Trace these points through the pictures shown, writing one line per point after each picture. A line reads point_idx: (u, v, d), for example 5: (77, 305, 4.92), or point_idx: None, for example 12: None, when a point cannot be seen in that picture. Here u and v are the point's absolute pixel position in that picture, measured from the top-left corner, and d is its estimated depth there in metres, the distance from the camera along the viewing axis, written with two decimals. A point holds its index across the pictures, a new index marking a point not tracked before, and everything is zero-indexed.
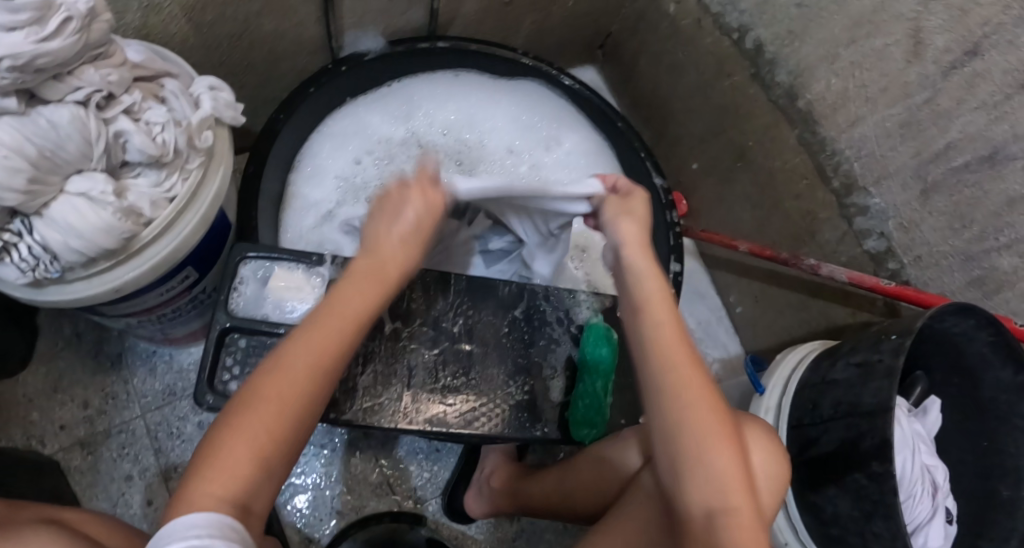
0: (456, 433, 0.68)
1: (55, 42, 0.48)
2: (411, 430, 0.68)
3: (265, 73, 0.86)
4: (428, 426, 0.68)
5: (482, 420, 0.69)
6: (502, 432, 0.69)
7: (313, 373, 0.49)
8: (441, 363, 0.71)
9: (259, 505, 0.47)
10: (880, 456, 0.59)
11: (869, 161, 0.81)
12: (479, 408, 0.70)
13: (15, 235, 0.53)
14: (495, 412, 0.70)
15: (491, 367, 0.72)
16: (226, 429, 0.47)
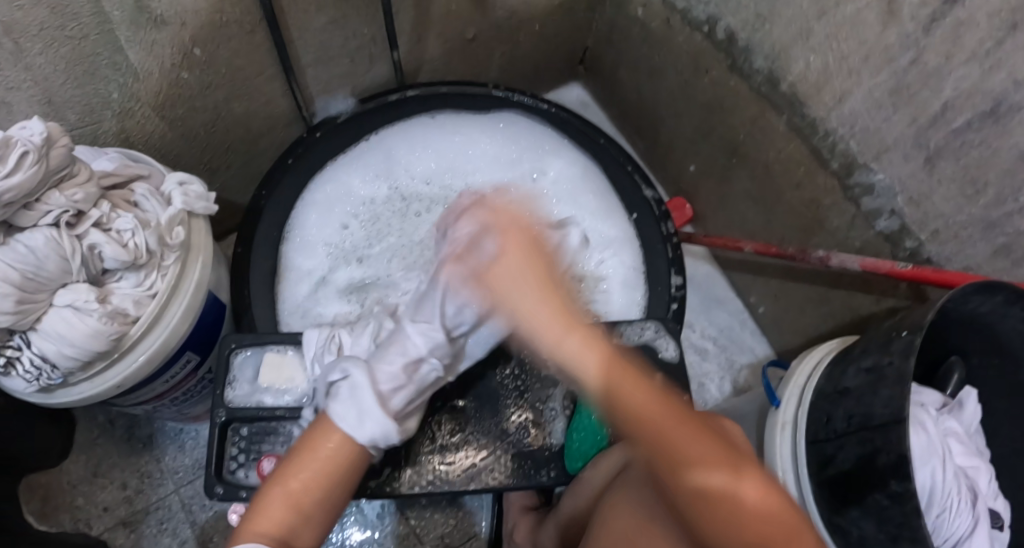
0: (461, 491, 0.65)
1: (17, 176, 0.53)
2: (413, 494, 0.65)
3: (247, 152, 0.90)
4: (430, 488, 0.65)
5: (485, 474, 0.66)
6: (508, 484, 0.66)
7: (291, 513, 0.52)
8: (438, 420, 0.68)
9: None
10: (898, 474, 0.52)
11: (865, 136, 0.75)
12: (481, 463, 0.67)
13: (17, 349, 0.58)
14: (501, 465, 0.67)
15: (488, 419, 0.69)
16: None
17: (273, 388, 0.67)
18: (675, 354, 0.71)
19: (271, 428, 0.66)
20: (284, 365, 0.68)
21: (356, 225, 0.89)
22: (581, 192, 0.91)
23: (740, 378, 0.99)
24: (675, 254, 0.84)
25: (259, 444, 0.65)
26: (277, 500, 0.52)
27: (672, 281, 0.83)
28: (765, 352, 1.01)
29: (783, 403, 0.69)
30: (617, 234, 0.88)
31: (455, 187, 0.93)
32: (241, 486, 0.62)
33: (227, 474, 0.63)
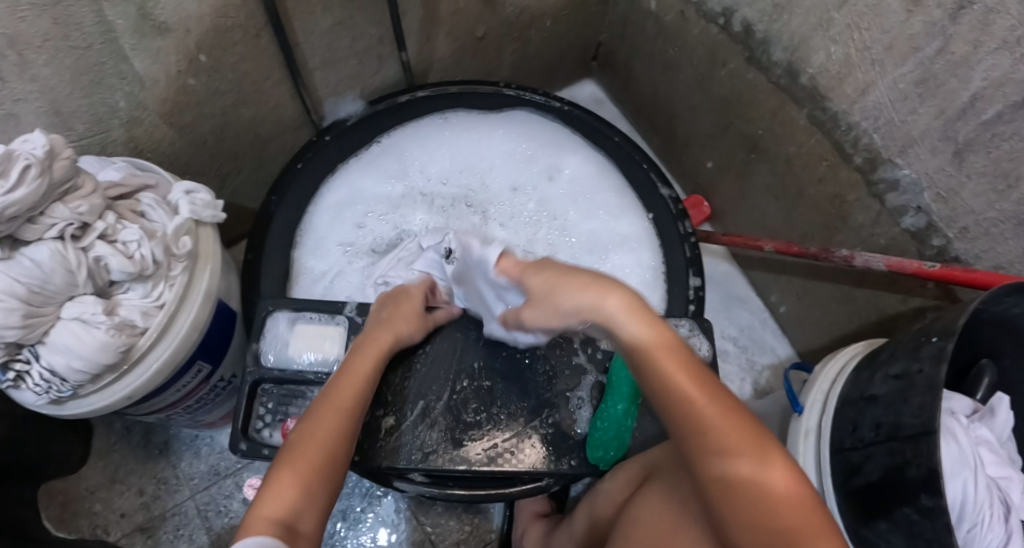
0: (480, 471, 0.65)
1: (20, 190, 0.52)
2: (429, 470, 0.65)
3: (257, 157, 0.90)
4: (447, 465, 0.65)
5: (506, 457, 0.65)
6: (528, 468, 0.65)
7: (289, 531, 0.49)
8: (463, 402, 0.68)
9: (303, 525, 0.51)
10: (929, 488, 0.50)
11: (889, 129, 0.72)
12: (503, 444, 0.66)
13: (26, 362, 0.58)
14: (524, 449, 0.66)
15: (514, 403, 0.68)
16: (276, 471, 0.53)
17: (305, 353, 0.68)
18: (708, 353, 0.70)
19: (301, 392, 0.67)
20: (316, 332, 0.69)
21: (372, 223, 0.85)
22: (597, 192, 0.87)
23: (761, 379, 0.96)
24: (693, 254, 0.80)
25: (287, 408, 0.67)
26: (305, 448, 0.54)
27: (691, 282, 0.78)
28: (787, 353, 0.98)
29: (805, 410, 0.66)
30: (636, 233, 0.84)
31: (473, 187, 0.89)
32: (264, 444, 0.64)
33: (253, 431, 0.65)
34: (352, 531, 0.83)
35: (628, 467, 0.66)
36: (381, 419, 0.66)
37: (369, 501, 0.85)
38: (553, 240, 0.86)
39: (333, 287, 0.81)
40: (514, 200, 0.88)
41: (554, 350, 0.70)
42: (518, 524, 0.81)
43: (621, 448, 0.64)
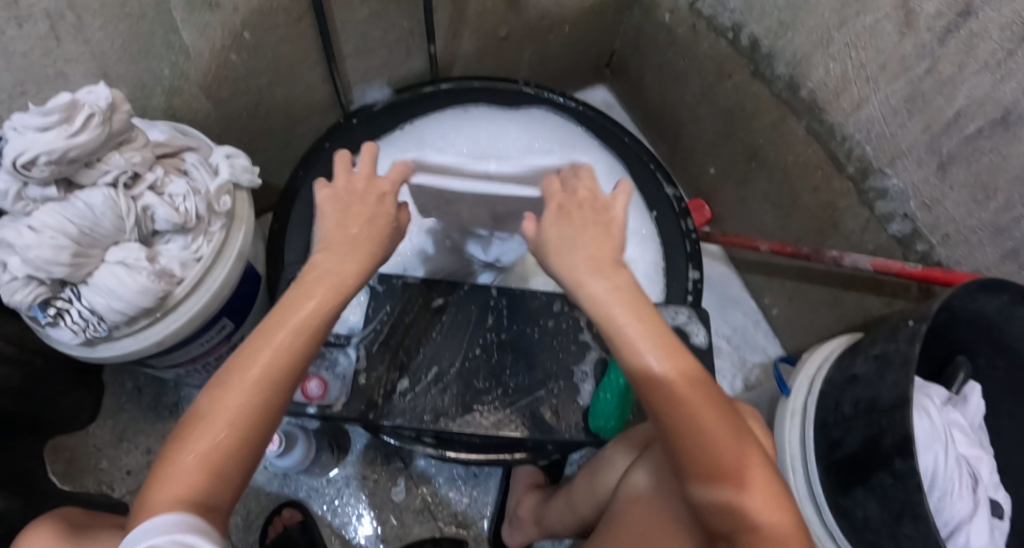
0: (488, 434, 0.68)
1: (83, 136, 0.56)
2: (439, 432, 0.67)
3: (284, 136, 0.94)
4: (457, 427, 0.68)
5: (513, 423, 0.68)
6: (533, 435, 0.68)
7: (253, 414, 0.47)
8: (475, 369, 0.71)
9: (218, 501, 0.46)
10: (902, 452, 0.54)
11: (880, 141, 0.78)
12: (511, 412, 0.69)
13: (67, 302, 0.61)
14: (531, 415, 0.69)
15: (521, 374, 0.71)
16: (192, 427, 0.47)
17: None
18: (705, 339, 0.74)
19: None
20: None
21: None
22: (605, 188, 0.90)
23: (751, 376, 1.01)
24: (693, 249, 0.85)
25: None
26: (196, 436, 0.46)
27: (690, 275, 0.83)
28: (777, 353, 1.03)
29: (792, 392, 0.70)
30: (639, 228, 0.87)
31: None
32: None
33: None
34: (353, 498, 0.86)
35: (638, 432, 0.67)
36: (397, 381, 0.69)
37: (372, 470, 0.88)
38: None
39: None
40: None
41: (562, 325, 0.73)
42: (513, 494, 0.84)
43: (621, 419, 0.67)
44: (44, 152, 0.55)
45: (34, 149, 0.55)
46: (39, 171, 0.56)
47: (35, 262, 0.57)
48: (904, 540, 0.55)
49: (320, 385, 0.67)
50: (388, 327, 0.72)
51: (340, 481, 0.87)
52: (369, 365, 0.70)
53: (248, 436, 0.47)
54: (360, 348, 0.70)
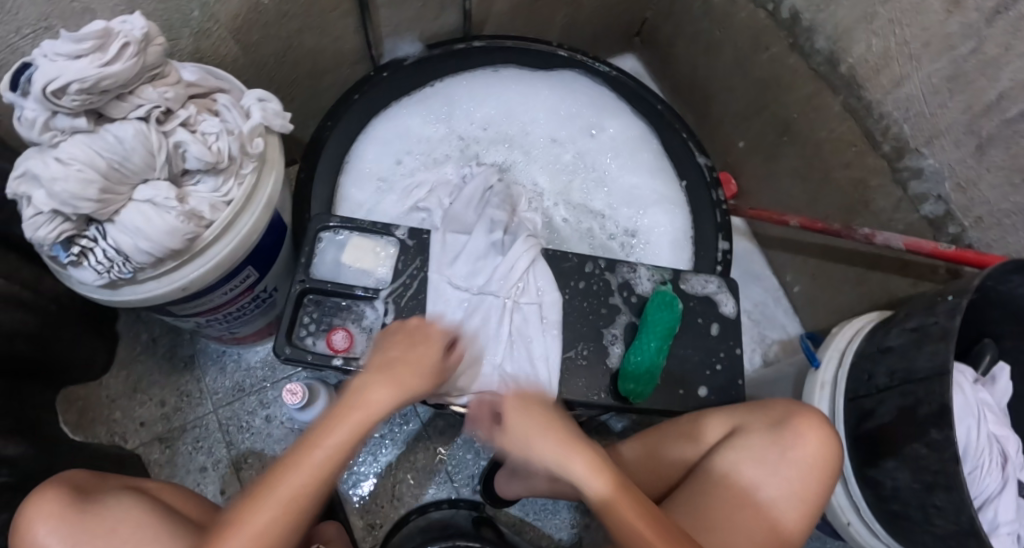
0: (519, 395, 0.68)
1: (117, 65, 0.53)
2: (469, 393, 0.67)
3: (311, 87, 0.92)
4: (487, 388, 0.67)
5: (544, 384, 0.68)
6: (563, 396, 0.69)
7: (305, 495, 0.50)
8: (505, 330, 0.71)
9: None
10: (938, 422, 0.54)
11: (918, 120, 0.77)
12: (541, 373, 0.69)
13: (91, 240, 0.59)
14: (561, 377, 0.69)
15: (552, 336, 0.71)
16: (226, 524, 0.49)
17: (355, 269, 0.70)
18: (733, 309, 0.74)
19: (345, 305, 0.70)
20: (366, 250, 0.71)
21: (412, 161, 0.86)
22: (636, 156, 0.90)
23: (770, 352, 1.01)
24: (723, 220, 0.84)
25: (330, 317, 0.70)
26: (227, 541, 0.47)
27: (718, 245, 0.83)
28: (796, 330, 1.03)
29: (821, 364, 0.71)
30: (667, 193, 0.88)
31: (514, 136, 0.91)
32: (309, 350, 0.67)
33: (298, 337, 0.67)
34: (370, 456, 0.85)
35: (717, 415, 0.68)
36: None
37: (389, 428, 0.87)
38: (588, 189, 0.90)
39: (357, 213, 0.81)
40: (554, 154, 0.91)
41: (592, 287, 0.73)
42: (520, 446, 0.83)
43: (650, 383, 0.68)
44: (76, 80, 0.51)
45: (64, 76, 0.51)
46: (69, 100, 0.52)
47: (60, 197, 0.54)
48: (934, 509, 0.55)
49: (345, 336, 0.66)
50: (415, 285, 0.70)
51: None
52: (398, 319, 0.69)
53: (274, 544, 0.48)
54: (388, 302, 0.69)
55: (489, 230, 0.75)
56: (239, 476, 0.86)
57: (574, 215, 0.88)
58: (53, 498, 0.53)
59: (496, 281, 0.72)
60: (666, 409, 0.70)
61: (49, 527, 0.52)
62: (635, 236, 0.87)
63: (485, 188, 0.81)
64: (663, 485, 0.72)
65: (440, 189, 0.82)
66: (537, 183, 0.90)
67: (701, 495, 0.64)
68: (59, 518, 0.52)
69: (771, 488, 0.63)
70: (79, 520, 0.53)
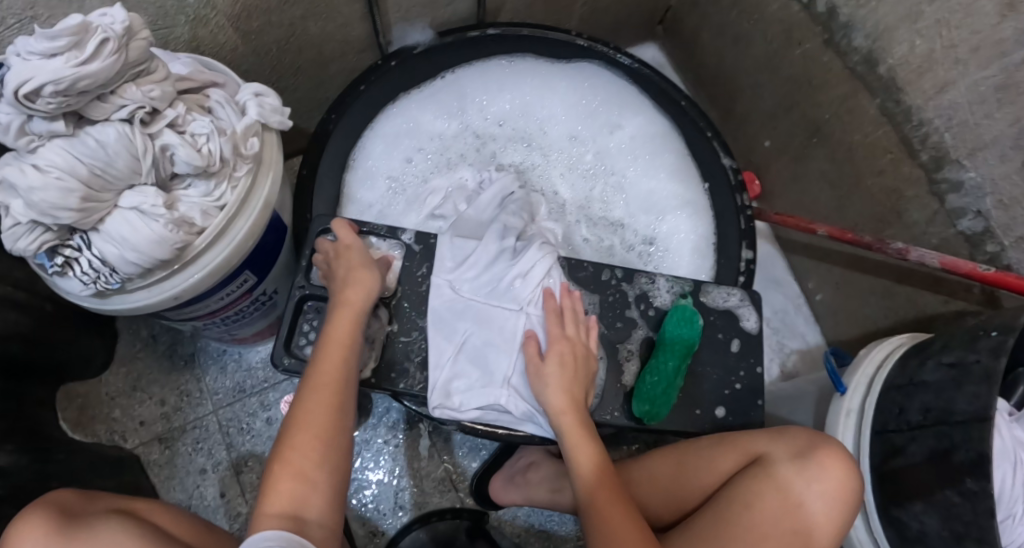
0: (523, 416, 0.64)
1: (95, 64, 0.50)
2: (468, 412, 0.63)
3: (316, 76, 0.87)
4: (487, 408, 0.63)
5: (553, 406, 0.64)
6: None
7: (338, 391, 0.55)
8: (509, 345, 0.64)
9: (311, 513, 0.50)
10: (975, 471, 0.53)
11: (962, 130, 0.69)
12: None
13: (76, 250, 0.56)
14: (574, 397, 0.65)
15: None
16: (275, 467, 0.52)
17: None
18: (755, 325, 0.70)
19: None
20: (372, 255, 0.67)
21: (422, 159, 0.82)
22: (658, 156, 0.85)
23: (788, 362, 0.99)
24: (747, 227, 0.79)
25: None
26: (285, 477, 0.51)
27: (743, 255, 0.78)
28: (816, 340, 1.00)
29: (848, 391, 0.70)
30: (691, 198, 0.83)
31: (530, 133, 0.86)
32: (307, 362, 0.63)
33: (296, 349, 0.63)
34: (373, 463, 0.84)
35: (736, 442, 0.65)
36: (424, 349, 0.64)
37: (393, 434, 0.85)
38: (607, 196, 0.85)
39: (365, 212, 0.78)
40: (571, 152, 0.87)
41: (608, 298, 0.69)
42: (518, 457, 0.80)
43: (667, 403, 0.65)
44: (49, 81, 0.48)
45: (38, 78, 0.48)
46: (44, 102, 0.49)
47: (40, 207, 0.51)
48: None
49: None
50: (415, 291, 0.65)
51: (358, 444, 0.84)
52: (403, 328, 0.64)
53: (321, 476, 0.52)
54: (388, 311, 0.64)
55: (502, 236, 0.69)
56: (239, 479, 0.85)
57: (592, 221, 0.84)
58: (38, 523, 0.52)
59: (505, 290, 0.66)
60: (680, 429, 0.67)
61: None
62: (655, 243, 0.83)
63: (504, 193, 0.75)
64: (675, 511, 0.69)
65: (456, 195, 0.77)
66: (552, 183, 0.85)
67: (701, 532, 0.62)
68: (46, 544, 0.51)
69: (813, 503, 0.61)
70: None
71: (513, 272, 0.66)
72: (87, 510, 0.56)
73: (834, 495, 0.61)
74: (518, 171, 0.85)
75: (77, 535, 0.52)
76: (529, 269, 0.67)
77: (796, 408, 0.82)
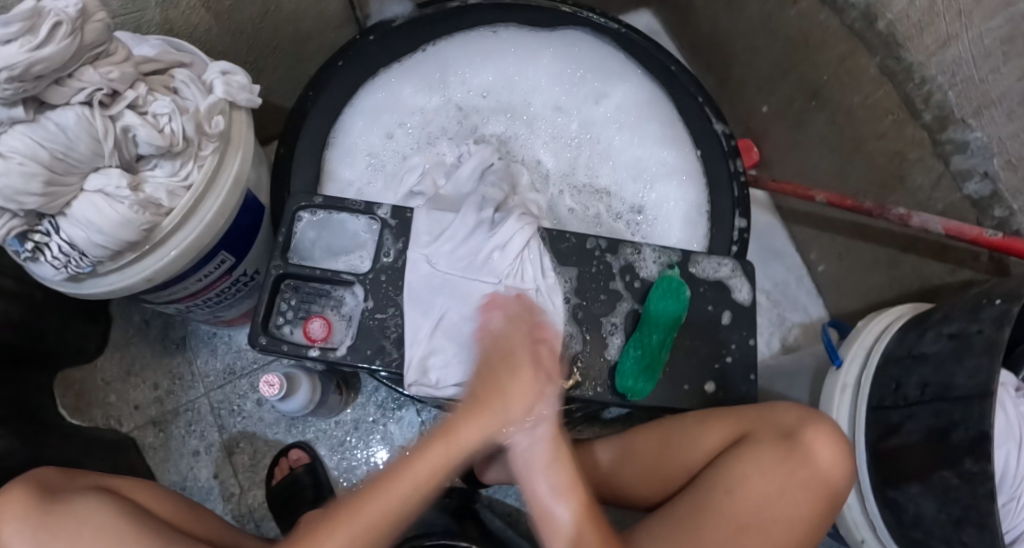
0: None
1: (49, 48, 0.49)
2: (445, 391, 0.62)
3: (295, 53, 0.86)
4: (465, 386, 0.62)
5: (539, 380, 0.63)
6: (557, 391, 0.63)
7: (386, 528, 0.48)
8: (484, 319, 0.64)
9: None
10: (974, 452, 0.50)
11: (966, 87, 0.64)
12: None
13: (45, 235, 0.56)
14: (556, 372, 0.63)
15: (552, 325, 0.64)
16: None
17: (334, 252, 0.66)
18: (748, 296, 0.67)
19: (323, 290, 0.65)
20: (350, 234, 0.66)
21: (402, 134, 0.80)
22: (647, 123, 0.82)
23: (789, 336, 0.96)
24: (742, 194, 0.76)
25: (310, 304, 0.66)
26: None
27: (736, 223, 0.76)
28: (819, 313, 0.97)
29: (844, 365, 0.67)
30: (682, 167, 0.80)
31: (513, 104, 0.84)
32: (285, 340, 0.63)
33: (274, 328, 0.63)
34: (363, 442, 0.87)
35: (723, 420, 0.63)
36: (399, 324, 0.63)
37: (382, 413, 0.89)
38: (593, 163, 0.82)
39: (345, 189, 0.76)
40: (557, 122, 0.84)
41: (590, 270, 0.66)
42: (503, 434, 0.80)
43: (652, 377, 0.63)
44: (2, 67, 0.47)
45: None
46: (0, 89, 0.48)
47: (4, 194, 0.51)
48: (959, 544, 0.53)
49: (320, 324, 0.63)
50: (388, 268, 0.64)
51: (349, 422, 0.88)
52: (378, 305, 0.63)
53: None
54: (365, 288, 0.64)
55: (479, 207, 0.68)
56: (231, 460, 0.86)
57: (576, 192, 0.81)
58: (20, 496, 0.54)
59: (485, 264, 0.65)
60: (671, 405, 0.64)
61: (13, 525, 0.53)
62: (643, 213, 0.80)
63: (484, 165, 0.74)
64: (681, 476, 0.67)
65: (435, 170, 0.74)
66: (536, 154, 0.83)
67: (680, 517, 0.61)
68: (26, 521, 0.53)
69: (823, 467, 0.59)
70: (43, 519, 0.54)
71: (491, 244, 0.65)
72: (66, 488, 0.58)
73: (813, 484, 0.60)
74: (500, 142, 0.83)
75: (54, 508, 0.54)
76: (511, 241, 0.65)
77: (792, 383, 0.80)
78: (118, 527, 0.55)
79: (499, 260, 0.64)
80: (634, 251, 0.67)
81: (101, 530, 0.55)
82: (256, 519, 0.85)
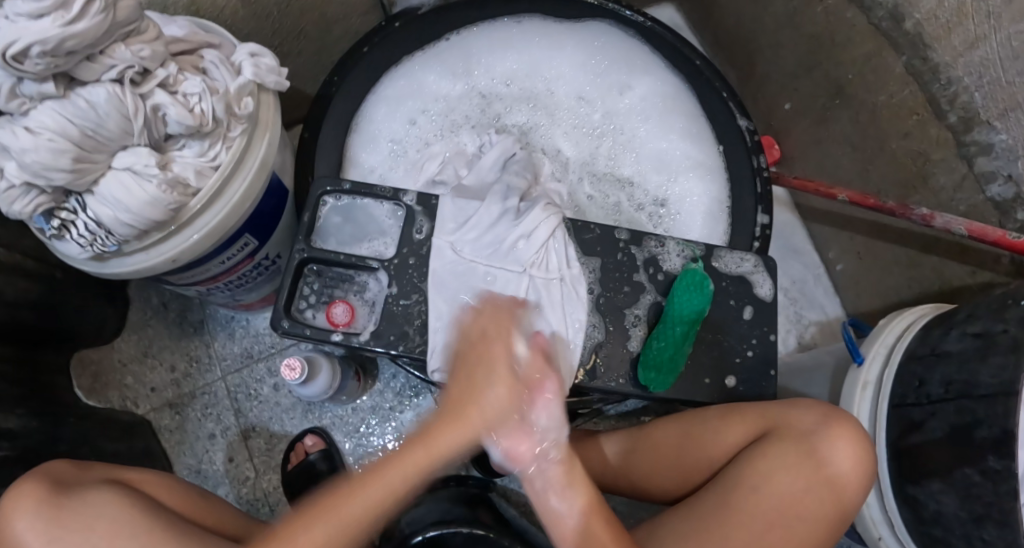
0: None
1: (82, 24, 0.48)
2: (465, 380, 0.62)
3: (320, 38, 0.85)
4: None
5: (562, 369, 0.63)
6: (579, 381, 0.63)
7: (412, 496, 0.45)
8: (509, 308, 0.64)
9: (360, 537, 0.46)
10: (997, 450, 0.50)
11: (993, 89, 0.64)
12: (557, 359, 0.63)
13: (72, 213, 0.56)
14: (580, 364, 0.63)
15: (577, 314, 0.64)
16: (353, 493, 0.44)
17: (359, 237, 0.65)
18: (770, 291, 0.67)
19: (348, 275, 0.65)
20: (375, 217, 0.66)
21: (426, 121, 0.80)
22: (670, 116, 0.82)
23: (806, 334, 0.97)
24: (764, 190, 0.76)
25: (333, 288, 0.66)
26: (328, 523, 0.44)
27: (758, 218, 0.76)
28: (836, 312, 0.97)
29: (865, 362, 0.68)
30: (705, 160, 0.80)
31: (537, 91, 0.84)
32: (308, 324, 0.63)
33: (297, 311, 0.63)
34: (379, 429, 0.88)
35: (744, 416, 0.63)
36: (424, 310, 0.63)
37: (399, 400, 0.89)
38: (615, 153, 0.82)
39: (370, 175, 0.76)
40: (580, 112, 0.84)
41: (614, 260, 0.66)
42: None
43: (672, 371, 0.63)
44: (36, 42, 0.47)
45: (24, 39, 0.47)
46: (32, 64, 0.48)
47: (32, 168, 0.51)
48: (980, 543, 0.54)
49: (345, 309, 0.63)
50: (413, 254, 0.64)
51: (366, 409, 0.88)
52: (403, 291, 0.63)
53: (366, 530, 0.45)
54: (388, 275, 0.64)
55: (505, 196, 0.67)
56: (247, 444, 0.86)
57: (599, 185, 0.81)
58: (32, 493, 0.54)
59: (510, 252, 0.64)
60: (693, 398, 0.64)
61: (26, 522, 0.52)
62: (666, 205, 0.80)
63: (507, 155, 0.73)
64: (703, 470, 0.67)
65: (457, 160, 0.75)
66: (559, 146, 0.83)
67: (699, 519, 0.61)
68: (36, 515, 0.53)
69: (838, 467, 0.60)
70: (54, 517, 0.53)
71: (516, 233, 0.65)
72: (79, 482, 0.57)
73: (832, 485, 0.60)
74: (522, 132, 0.83)
75: (67, 505, 0.54)
76: (537, 228, 0.65)
77: (810, 379, 0.81)
78: (132, 524, 0.55)
79: (523, 248, 0.64)
80: (659, 245, 0.67)
81: (109, 527, 0.54)
82: (270, 503, 0.85)
